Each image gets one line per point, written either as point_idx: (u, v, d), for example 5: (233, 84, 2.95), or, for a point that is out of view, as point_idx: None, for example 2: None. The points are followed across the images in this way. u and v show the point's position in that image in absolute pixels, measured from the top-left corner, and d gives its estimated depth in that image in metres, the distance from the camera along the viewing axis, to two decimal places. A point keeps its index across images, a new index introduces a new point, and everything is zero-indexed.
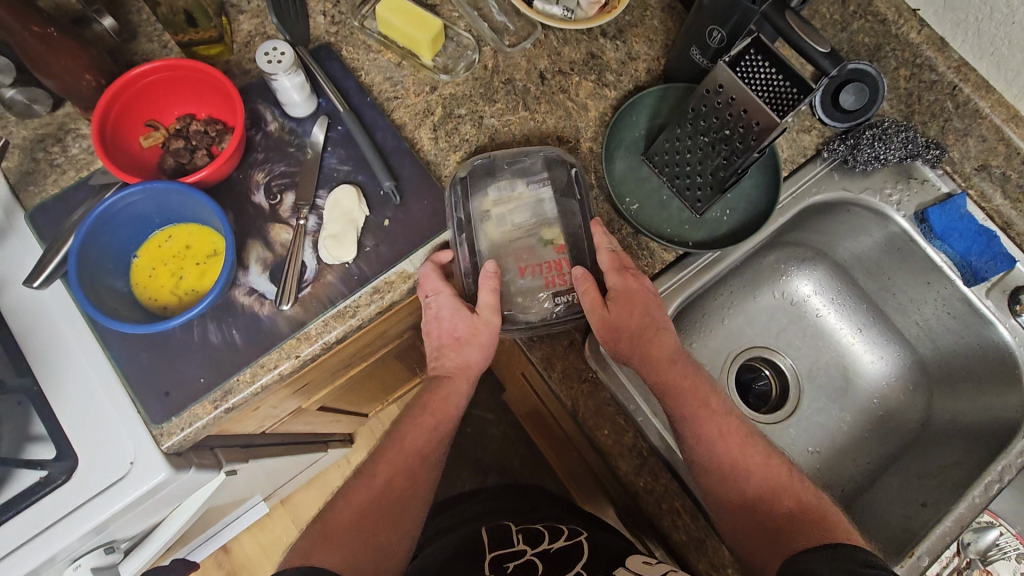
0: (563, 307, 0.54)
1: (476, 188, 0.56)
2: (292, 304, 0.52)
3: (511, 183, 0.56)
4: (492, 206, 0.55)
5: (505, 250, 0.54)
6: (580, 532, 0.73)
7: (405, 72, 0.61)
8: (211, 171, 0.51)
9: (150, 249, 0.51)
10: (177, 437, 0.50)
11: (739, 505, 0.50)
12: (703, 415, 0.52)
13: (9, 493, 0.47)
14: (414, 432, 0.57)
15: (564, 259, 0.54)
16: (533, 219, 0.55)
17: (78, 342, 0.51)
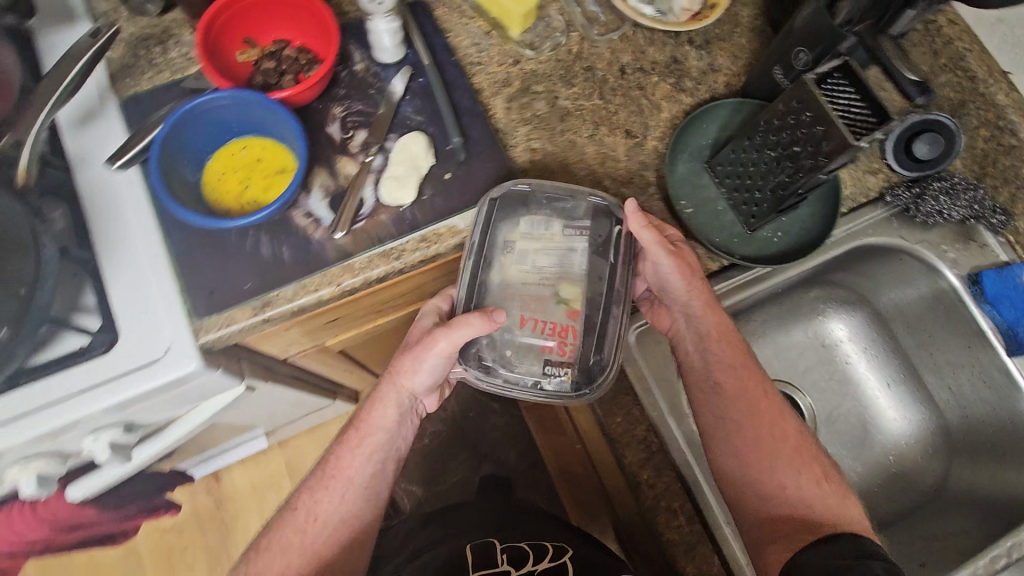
0: (553, 378, 0.55)
1: (508, 215, 0.56)
2: (344, 234, 0.53)
3: (546, 222, 0.56)
4: (520, 239, 0.56)
5: (516, 287, 0.56)
6: (563, 551, 0.76)
7: (493, 41, 0.63)
8: (296, 91, 0.53)
9: (225, 155, 0.53)
10: (212, 334, 0.51)
11: (755, 503, 0.52)
12: (721, 405, 0.54)
13: (49, 354, 0.50)
14: (365, 456, 0.64)
15: (572, 327, 0.55)
16: (556, 268, 0.56)
17: (140, 227, 0.53)
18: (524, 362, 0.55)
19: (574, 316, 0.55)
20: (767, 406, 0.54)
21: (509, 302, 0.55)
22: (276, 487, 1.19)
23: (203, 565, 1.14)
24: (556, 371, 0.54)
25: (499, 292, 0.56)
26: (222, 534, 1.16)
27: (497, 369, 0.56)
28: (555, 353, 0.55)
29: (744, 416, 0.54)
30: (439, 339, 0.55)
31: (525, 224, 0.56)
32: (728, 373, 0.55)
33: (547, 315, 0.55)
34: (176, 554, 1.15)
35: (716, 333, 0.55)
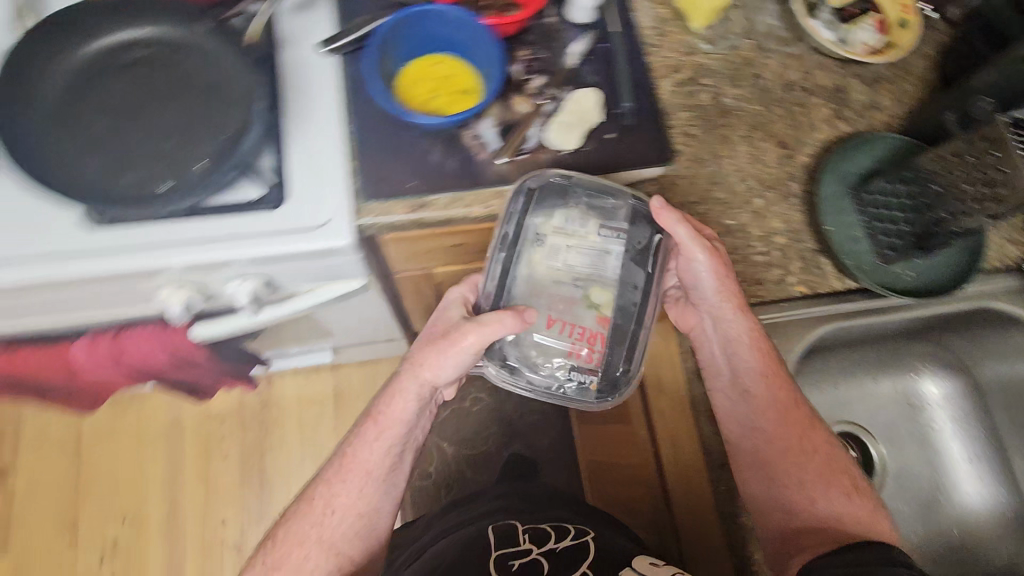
0: (575, 382, 0.60)
1: (546, 205, 0.58)
2: (507, 161, 0.57)
3: (583, 218, 0.58)
4: (552, 232, 0.58)
5: (544, 285, 0.59)
6: (586, 533, 0.71)
7: (672, 28, 0.66)
8: (510, 23, 0.58)
9: (422, 64, 0.58)
10: (369, 219, 0.55)
11: (780, 516, 0.57)
12: (747, 421, 0.59)
13: (225, 197, 0.55)
14: (385, 443, 0.62)
15: (598, 335, 0.58)
16: (589, 267, 0.58)
17: (326, 109, 0.58)
18: (546, 363, 0.59)
19: (603, 324, 0.59)
20: (795, 413, 0.59)
21: (538, 296, 0.59)
22: (318, 407, 1.24)
23: (236, 460, 1.20)
24: (579, 377, 0.59)
25: (529, 284, 0.59)
26: (259, 436, 1.22)
27: (519, 367, 0.60)
28: (580, 360, 0.59)
29: (769, 416, 0.58)
30: (468, 337, 0.56)
31: (558, 216, 0.58)
32: (759, 391, 0.59)
33: (577, 318, 0.59)
34: (215, 442, 1.21)
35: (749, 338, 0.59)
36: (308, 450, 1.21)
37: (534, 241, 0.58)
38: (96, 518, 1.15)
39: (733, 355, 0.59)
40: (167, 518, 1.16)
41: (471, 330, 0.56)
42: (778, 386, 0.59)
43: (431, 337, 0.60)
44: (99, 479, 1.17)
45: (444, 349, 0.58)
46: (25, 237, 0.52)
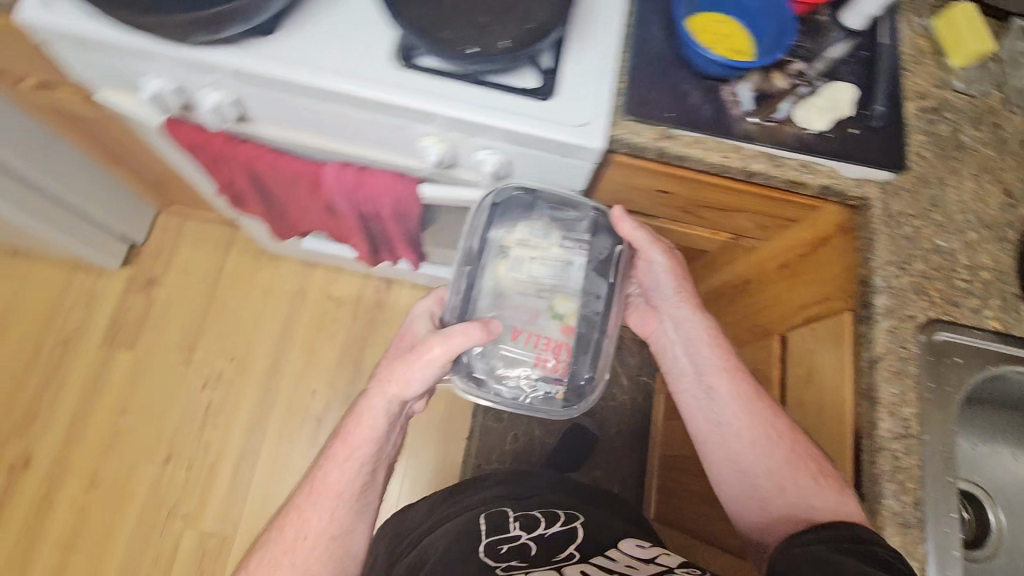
0: (542, 390, 0.69)
1: (511, 221, 0.71)
2: (757, 121, 0.62)
3: (545, 230, 0.71)
4: (514, 245, 0.71)
5: (511, 295, 0.70)
6: (576, 518, 0.83)
7: (931, 60, 0.69)
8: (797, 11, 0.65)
9: (706, 17, 0.64)
10: (620, 132, 0.62)
11: (754, 506, 0.62)
12: (699, 410, 0.67)
13: (505, 78, 0.63)
14: (341, 480, 0.66)
15: (562, 344, 0.69)
16: (553, 277, 0.70)
17: (606, 31, 0.65)
18: (509, 379, 0.69)
19: (566, 333, 0.69)
20: (751, 397, 0.65)
21: (507, 306, 0.69)
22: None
23: (339, 344, 1.29)
24: (547, 386, 0.69)
25: (497, 296, 0.70)
26: (365, 330, 1.31)
27: (484, 380, 0.69)
28: (547, 369, 0.69)
29: (734, 404, 0.65)
30: (433, 347, 0.63)
31: (522, 234, 0.71)
32: (717, 374, 0.67)
33: (542, 330, 0.69)
34: (326, 322, 1.31)
35: (708, 336, 0.69)
36: None
37: (500, 258, 0.71)
38: (210, 351, 1.27)
39: (696, 352, 0.69)
40: (267, 373, 1.26)
41: (436, 343, 0.63)
42: (731, 368, 0.67)
43: (358, 436, 0.67)
44: (222, 318, 1.29)
45: (409, 375, 0.65)
46: (349, 56, 0.61)
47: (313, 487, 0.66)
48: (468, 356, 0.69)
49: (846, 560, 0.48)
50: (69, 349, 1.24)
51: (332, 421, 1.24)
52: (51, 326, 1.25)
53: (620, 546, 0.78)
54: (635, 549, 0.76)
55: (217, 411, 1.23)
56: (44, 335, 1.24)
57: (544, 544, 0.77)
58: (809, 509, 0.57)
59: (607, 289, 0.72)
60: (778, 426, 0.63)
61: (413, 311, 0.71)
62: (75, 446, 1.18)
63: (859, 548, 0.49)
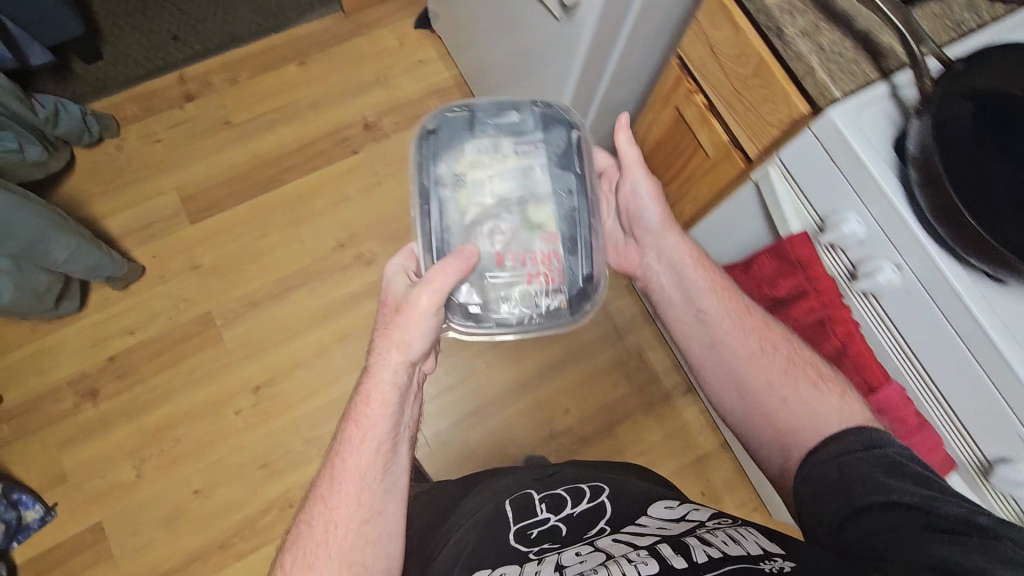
0: (545, 303, 0.76)
1: (450, 156, 0.79)
2: None
3: (492, 146, 0.79)
4: (469, 174, 0.77)
5: (481, 218, 0.76)
6: (603, 491, 0.79)
7: None
8: None
9: None
10: None
11: (771, 437, 0.68)
12: (693, 320, 0.77)
13: None
14: (365, 454, 0.68)
15: (550, 254, 0.76)
16: (517, 189, 0.77)
17: None
18: (505, 305, 0.76)
19: (549, 240, 0.76)
20: (748, 319, 0.74)
21: (474, 240, 0.75)
22: (687, 445, 1.31)
23: (615, 395, 1.33)
24: (550, 297, 0.76)
25: (461, 223, 0.76)
26: (641, 405, 1.33)
27: (483, 313, 0.76)
28: (541, 284, 0.76)
29: (728, 323, 0.74)
30: (424, 295, 0.69)
31: (470, 158, 0.78)
32: (704, 294, 0.76)
33: (523, 245, 0.76)
34: (620, 370, 1.35)
35: (693, 258, 0.78)
36: (649, 453, 1.30)
37: (461, 186, 0.77)
38: None
39: (682, 275, 0.78)
40: (550, 363, 1.35)
41: (422, 292, 0.69)
42: (717, 282, 0.76)
43: (370, 409, 0.69)
44: None
45: (394, 341, 0.70)
46: None
47: (334, 468, 0.69)
48: (460, 296, 0.76)
49: (847, 474, 0.57)
50: None
51: (560, 443, 1.29)
52: None
53: (649, 511, 0.71)
54: (665, 512, 0.70)
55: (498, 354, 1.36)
56: None
57: (574, 521, 0.74)
58: (816, 418, 0.65)
59: (573, 179, 0.79)
60: (770, 331, 0.73)
61: (390, 268, 0.76)
62: None
63: (857, 458, 0.58)
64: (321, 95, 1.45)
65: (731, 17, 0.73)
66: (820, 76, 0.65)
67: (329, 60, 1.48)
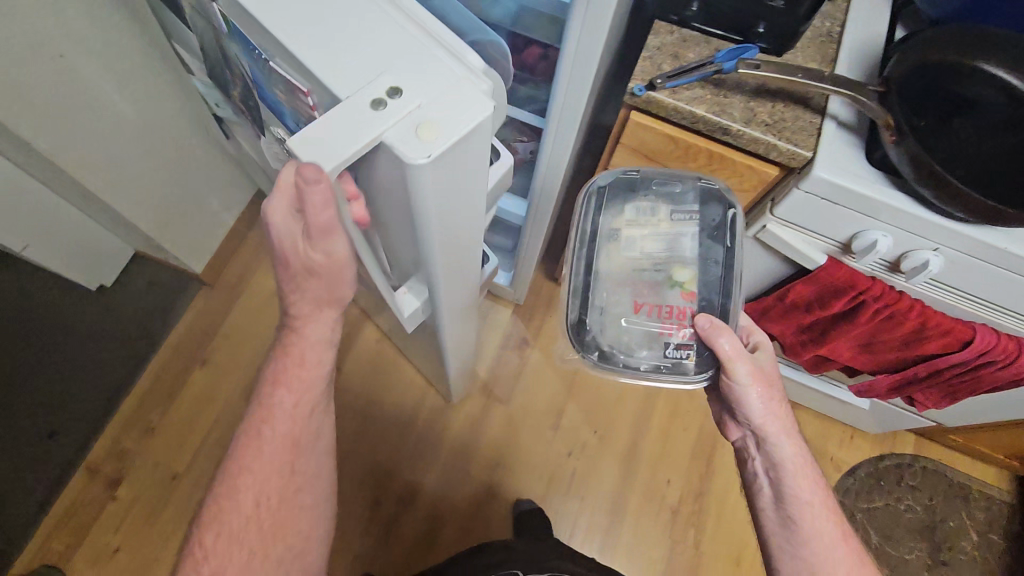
0: (673, 357, 0.70)
1: (614, 203, 0.74)
2: None
3: (656, 209, 0.73)
4: (624, 227, 0.72)
5: (627, 273, 0.71)
6: None
7: None
8: None
9: None
10: None
11: None
12: (779, 510, 0.74)
13: None
14: (293, 371, 0.65)
15: (689, 309, 0.70)
16: (666, 248, 0.71)
17: None
18: (637, 355, 0.70)
19: (690, 298, 0.70)
20: (829, 503, 0.74)
21: (621, 278, 0.71)
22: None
23: (694, 436, 1.35)
24: (679, 351, 0.70)
25: (609, 271, 0.72)
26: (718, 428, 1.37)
27: (614, 355, 0.71)
28: (673, 337, 0.70)
29: (819, 542, 0.71)
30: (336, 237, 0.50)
31: (631, 214, 0.73)
32: (797, 499, 0.73)
33: (664, 300, 0.70)
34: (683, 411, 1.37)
35: (800, 465, 0.74)
36: None
37: (613, 241, 0.72)
38: (574, 420, 1.35)
39: (780, 479, 0.74)
40: (626, 452, 1.34)
41: (336, 235, 0.50)
42: (807, 471, 0.74)
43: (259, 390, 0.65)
44: (589, 390, 1.37)
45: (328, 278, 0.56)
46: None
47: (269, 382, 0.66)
48: (592, 333, 0.72)
49: None
50: (451, 394, 1.36)
51: (687, 513, 1.30)
52: (437, 368, 1.38)
53: None
54: None
55: (581, 479, 1.32)
56: None
57: None
58: None
59: (723, 250, 0.71)
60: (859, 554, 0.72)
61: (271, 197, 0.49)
62: (457, 489, 1.30)
63: None
64: (245, 379, 1.29)
65: (661, 134, 0.75)
66: (785, 147, 0.69)
67: (228, 342, 1.32)
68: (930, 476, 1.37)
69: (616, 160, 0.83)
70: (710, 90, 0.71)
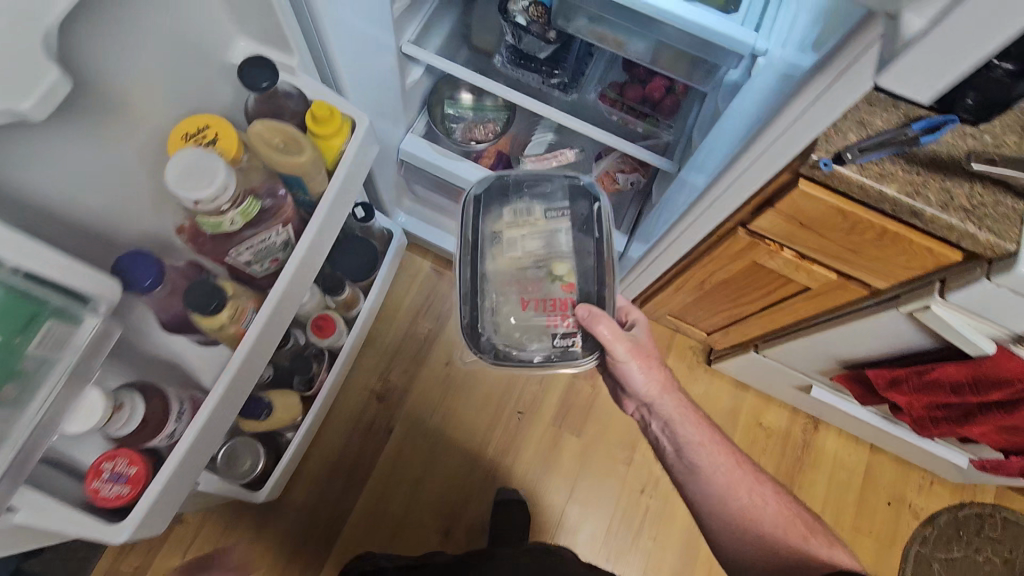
0: (562, 345, 0.81)
1: (491, 213, 0.87)
2: None
3: (528, 214, 0.86)
4: (505, 229, 0.85)
5: (513, 271, 0.83)
6: None
7: None
8: None
9: None
10: None
11: (738, 544, 0.85)
12: (680, 449, 0.93)
13: None
14: None
15: (569, 299, 0.82)
16: (543, 247, 0.84)
17: None
18: (530, 345, 0.81)
19: (570, 289, 0.82)
20: (721, 447, 0.91)
21: (507, 277, 0.83)
22: (850, 474, 1.34)
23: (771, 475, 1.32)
24: (565, 338, 0.81)
25: (496, 273, 0.84)
26: (794, 469, 1.34)
27: (507, 347, 0.82)
28: (561, 327, 0.81)
29: (718, 474, 0.89)
30: None
31: (509, 217, 0.86)
32: (694, 444, 0.91)
33: (546, 293, 0.82)
34: (758, 450, 1.34)
35: (685, 413, 0.93)
36: (831, 506, 1.32)
37: (497, 243, 0.85)
38: (649, 455, 1.31)
39: (675, 431, 0.92)
40: None
41: None
42: (696, 421, 0.93)
43: None
44: None
45: None
46: None
47: None
48: (486, 335, 0.83)
49: None
50: (523, 422, 1.31)
51: None
52: (509, 395, 1.33)
53: None
54: None
55: (655, 519, 1.27)
56: (503, 403, 1.32)
57: None
58: (797, 555, 0.81)
59: (593, 242, 0.86)
60: (756, 483, 0.89)
61: None
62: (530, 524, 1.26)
63: None
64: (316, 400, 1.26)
65: (830, 205, 0.68)
66: (982, 237, 0.61)
67: None
68: (1011, 527, 1.33)
69: (764, 221, 0.76)
70: (902, 166, 0.62)
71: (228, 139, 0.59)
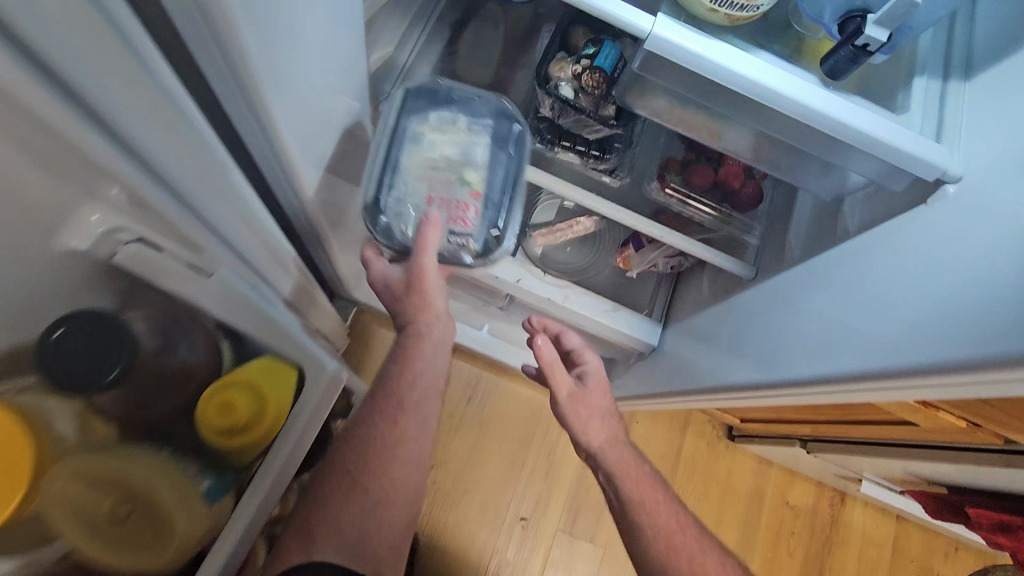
0: (455, 245, 0.66)
1: (417, 110, 0.64)
2: None
3: (453, 119, 0.65)
4: (425, 130, 0.64)
5: (421, 170, 0.64)
6: None
7: None
8: None
9: None
10: None
11: None
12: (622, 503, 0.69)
13: None
14: None
15: (473, 211, 0.65)
16: (459, 155, 0.64)
17: None
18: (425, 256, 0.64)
19: (476, 199, 0.65)
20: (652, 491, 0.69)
21: (420, 178, 0.64)
22: (879, 550, 1.24)
23: (801, 564, 1.20)
24: (457, 239, 0.65)
25: (407, 174, 0.64)
26: (824, 552, 1.22)
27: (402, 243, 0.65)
28: (457, 228, 0.65)
29: (645, 518, 0.67)
30: None
31: (435, 120, 0.64)
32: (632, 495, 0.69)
33: (450, 195, 0.64)
34: (786, 534, 1.21)
35: (625, 456, 0.71)
36: None
37: (411, 142, 0.64)
38: None
39: (617, 486, 0.70)
40: None
41: None
42: (641, 471, 0.71)
43: None
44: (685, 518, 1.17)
45: None
46: None
47: None
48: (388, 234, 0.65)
49: None
50: (526, 531, 1.11)
51: None
52: (508, 500, 1.11)
53: None
54: None
55: None
56: (501, 510, 1.11)
57: None
58: None
59: (517, 162, 0.66)
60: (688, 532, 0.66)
61: None
62: None
63: None
64: None
65: None
66: None
67: None
68: None
69: None
70: None
71: (10, 479, 0.43)
